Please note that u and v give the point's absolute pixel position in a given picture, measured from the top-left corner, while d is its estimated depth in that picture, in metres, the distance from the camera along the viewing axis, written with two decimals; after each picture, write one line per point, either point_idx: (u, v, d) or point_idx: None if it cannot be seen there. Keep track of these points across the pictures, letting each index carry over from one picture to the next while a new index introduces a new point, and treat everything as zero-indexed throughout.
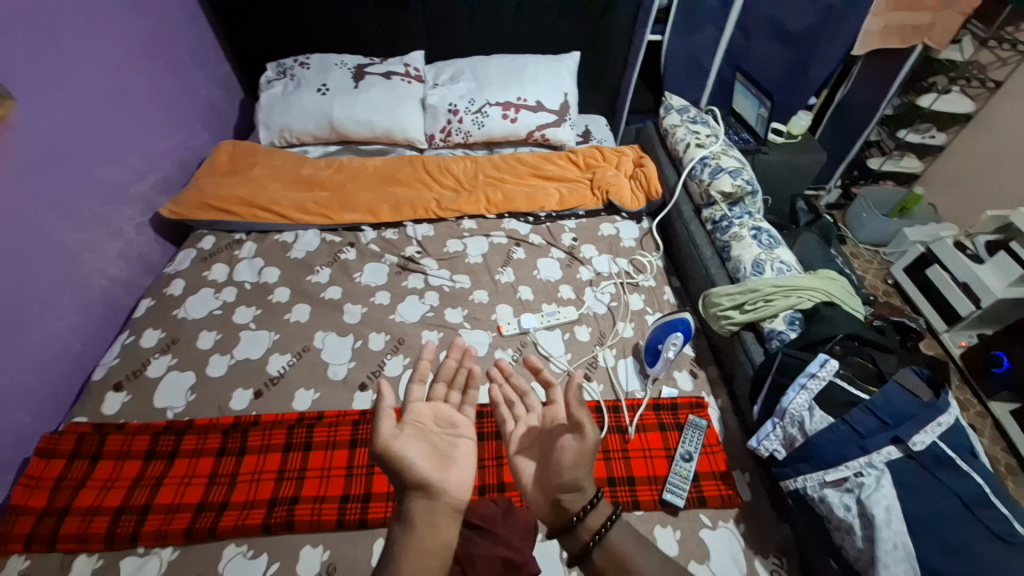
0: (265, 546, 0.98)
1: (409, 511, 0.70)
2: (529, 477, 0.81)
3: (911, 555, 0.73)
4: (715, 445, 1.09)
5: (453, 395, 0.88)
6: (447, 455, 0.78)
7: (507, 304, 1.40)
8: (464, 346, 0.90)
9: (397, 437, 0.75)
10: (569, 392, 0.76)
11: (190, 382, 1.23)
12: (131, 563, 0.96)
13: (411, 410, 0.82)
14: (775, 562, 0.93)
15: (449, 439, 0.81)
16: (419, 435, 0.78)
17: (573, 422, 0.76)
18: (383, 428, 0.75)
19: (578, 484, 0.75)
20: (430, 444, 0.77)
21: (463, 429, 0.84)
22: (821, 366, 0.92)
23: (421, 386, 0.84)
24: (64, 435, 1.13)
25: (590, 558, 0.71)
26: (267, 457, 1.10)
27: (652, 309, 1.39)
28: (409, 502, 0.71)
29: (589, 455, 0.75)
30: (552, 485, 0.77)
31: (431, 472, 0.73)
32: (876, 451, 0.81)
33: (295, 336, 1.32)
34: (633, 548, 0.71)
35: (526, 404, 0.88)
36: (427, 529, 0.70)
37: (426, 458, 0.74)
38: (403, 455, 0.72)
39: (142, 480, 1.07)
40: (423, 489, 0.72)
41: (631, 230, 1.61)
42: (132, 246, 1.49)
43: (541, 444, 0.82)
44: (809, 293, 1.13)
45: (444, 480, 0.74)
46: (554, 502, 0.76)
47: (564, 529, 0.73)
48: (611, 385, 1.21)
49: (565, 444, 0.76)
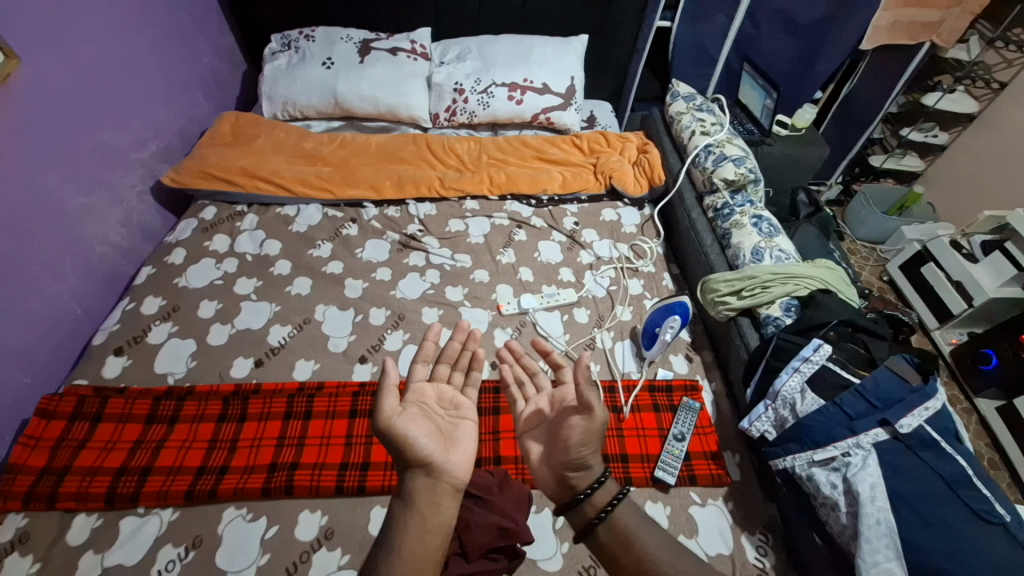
0: (265, 509, 1.00)
1: (410, 488, 0.72)
2: (536, 455, 0.83)
3: (892, 530, 0.75)
4: (707, 427, 1.12)
5: (456, 376, 0.91)
6: (449, 436, 0.80)
7: (508, 284, 1.41)
8: (470, 331, 0.92)
9: (400, 415, 0.76)
10: (578, 372, 0.78)
11: (191, 350, 1.24)
12: (131, 522, 0.98)
13: (412, 392, 0.83)
14: (761, 538, 0.96)
15: (451, 420, 0.84)
16: (422, 414, 0.80)
17: (582, 403, 0.77)
18: (386, 404, 0.76)
19: (584, 462, 0.77)
20: (433, 423, 0.79)
21: (466, 411, 0.86)
22: (815, 351, 0.94)
23: (425, 366, 0.86)
24: (64, 396, 1.13)
25: (594, 533, 0.73)
26: (267, 424, 1.11)
27: (651, 294, 1.41)
28: (410, 479, 0.73)
29: (597, 435, 0.77)
30: (558, 463, 0.78)
31: (433, 451, 0.75)
32: (864, 433, 0.83)
33: (296, 308, 1.33)
34: (638, 524, 0.73)
35: (536, 384, 0.91)
36: (429, 507, 0.71)
37: (428, 437, 0.76)
38: (405, 433, 0.74)
39: (143, 442, 1.08)
40: (425, 467, 0.74)
41: (633, 216, 1.62)
42: (133, 213, 1.48)
43: (548, 424, 0.84)
44: (806, 282, 1.15)
45: (446, 461, 0.75)
46: (561, 479, 0.78)
47: (569, 505, 0.75)
48: (608, 365, 1.23)
49: (573, 423, 0.78)
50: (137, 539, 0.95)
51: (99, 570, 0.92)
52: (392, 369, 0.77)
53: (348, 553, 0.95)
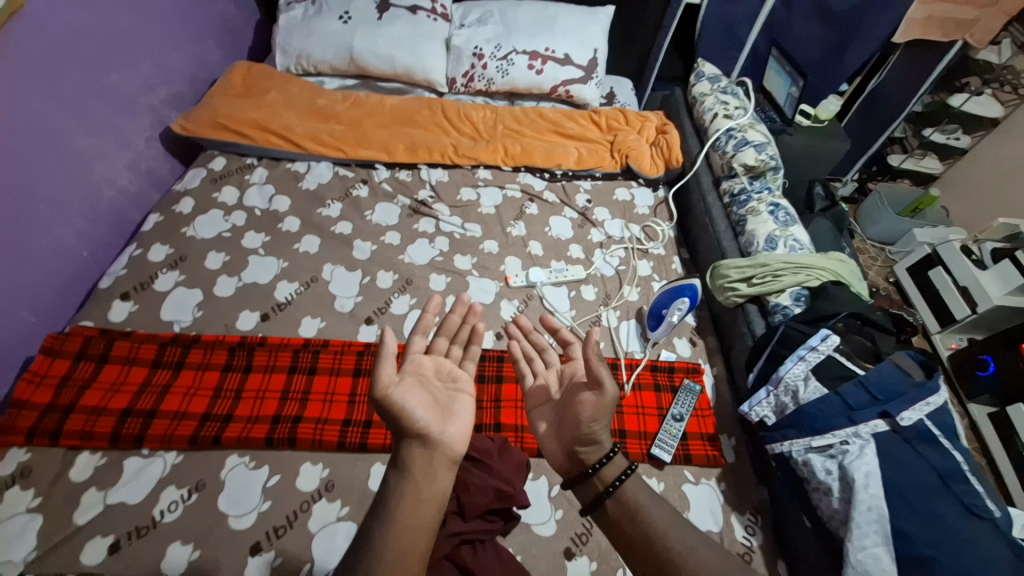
0: (267, 459, 1.01)
1: (406, 458, 0.72)
2: (544, 430, 0.84)
3: (883, 517, 0.76)
4: (706, 409, 1.13)
5: (455, 350, 0.88)
6: (446, 408, 0.78)
7: (517, 257, 1.41)
8: (471, 304, 0.89)
9: (397, 385, 0.75)
10: (589, 349, 0.80)
11: (197, 299, 1.24)
12: (135, 463, 0.99)
13: (409, 363, 0.80)
14: (750, 518, 0.99)
15: (448, 393, 0.81)
16: (419, 384, 0.78)
17: (593, 378, 0.79)
18: (383, 374, 0.74)
19: (594, 437, 0.78)
20: (430, 395, 0.77)
21: (464, 385, 0.83)
22: (822, 340, 0.93)
23: (424, 338, 0.83)
24: (71, 336, 1.14)
25: (603, 506, 0.75)
26: (273, 376, 1.12)
27: (659, 276, 1.40)
28: (407, 449, 0.73)
29: (607, 410, 0.78)
30: (569, 438, 0.80)
31: (430, 422, 0.74)
32: (863, 423, 0.83)
33: (304, 266, 1.32)
34: (646, 500, 0.74)
35: (545, 360, 0.91)
36: (425, 477, 0.72)
37: (426, 408, 0.75)
38: (403, 404, 0.73)
39: (149, 386, 1.09)
40: (422, 438, 0.73)
41: (646, 197, 1.59)
42: (141, 159, 1.46)
43: (555, 402, 0.85)
44: (818, 273, 1.13)
45: (443, 434, 0.74)
46: (571, 454, 0.80)
47: (579, 479, 0.77)
48: (612, 343, 1.24)
49: (584, 399, 0.79)
50: (141, 479, 0.97)
51: (103, 506, 0.93)
52: (389, 338, 0.75)
53: (348, 505, 0.97)
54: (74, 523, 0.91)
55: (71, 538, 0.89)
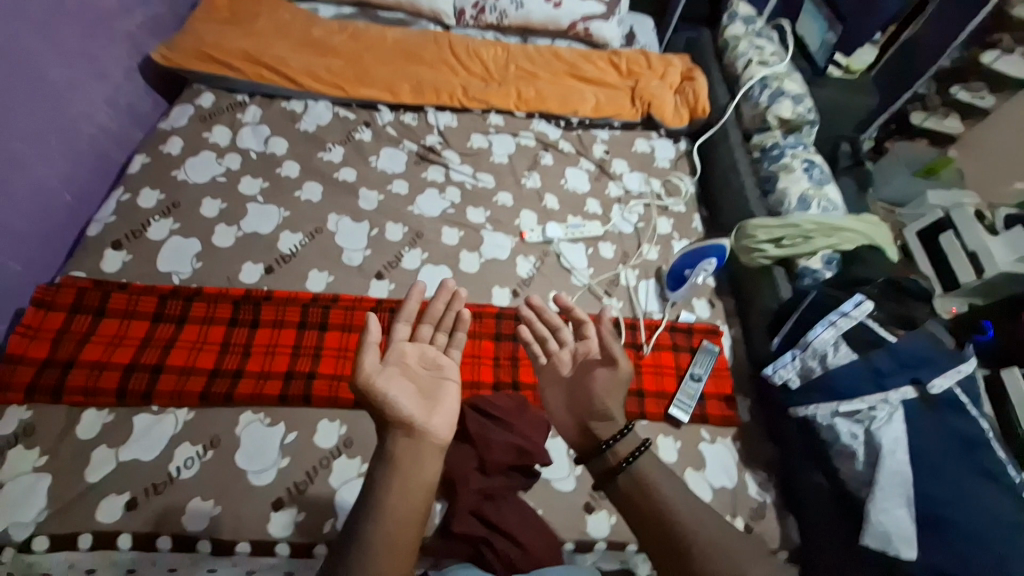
0: (283, 415, 0.99)
1: (390, 449, 0.67)
2: (554, 403, 0.82)
3: (907, 482, 0.77)
4: (724, 371, 1.12)
5: (439, 337, 0.80)
6: (432, 395, 0.73)
7: (532, 211, 1.34)
8: (455, 290, 0.83)
9: (379, 373, 0.71)
10: (602, 326, 0.81)
11: (196, 250, 1.17)
12: (145, 419, 0.96)
13: (390, 352, 0.75)
14: (764, 476, 1.00)
15: (433, 381, 0.74)
16: (402, 373, 0.73)
17: (606, 354, 0.79)
18: (366, 362, 0.70)
19: (608, 412, 0.77)
20: (416, 384, 0.73)
21: (448, 371, 0.76)
22: (855, 307, 0.92)
23: (406, 324, 0.77)
24: (62, 287, 1.07)
25: (615, 481, 0.73)
26: (281, 332, 1.08)
27: (679, 235, 1.35)
28: (391, 441, 0.68)
29: (620, 387, 0.79)
30: (582, 412, 0.79)
31: (414, 412, 0.69)
32: (893, 390, 0.84)
33: (307, 216, 1.25)
34: (660, 476, 0.72)
35: (558, 339, 0.86)
36: (412, 468, 0.67)
37: (409, 397, 0.70)
38: (386, 394, 0.69)
39: (152, 341, 1.04)
40: (405, 427, 0.68)
41: (667, 150, 1.51)
42: (121, 93, 1.32)
43: (568, 381, 0.82)
44: (849, 236, 1.08)
45: (428, 422, 0.69)
46: (584, 429, 0.78)
47: (593, 453, 0.75)
48: (631, 303, 1.21)
49: (597, 375, 0.79)
50: (153, 435, 0.94)
51: (115, 464, 0.90)
52: (373, 326, 0.71)
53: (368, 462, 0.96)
54: (86, 481, 0.88)
55: (84, 496, 0.87)
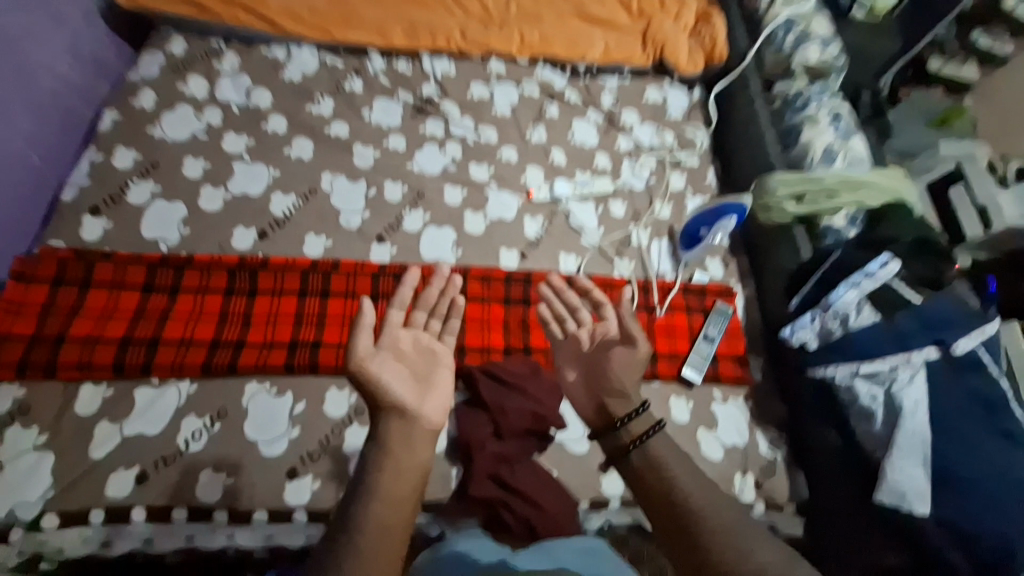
0: (290, 384, 0.96)
1: (382, 432, 0.65)
2: (573, 381, 0.79)
3: (926, 443, 0.77)
4: (738, 331, 1.10)
5: (434, 322, 0.77)
6: (426, 379, 0.71)
7: (538, 167, 1.27)
8: (450, 273, 0.79)
9: (373, 357, 0.69)
10: (620, 306, 0.82)
11: (182, 214, 1.09)
12: (147, 393, 0.92)
13: (384, 338, 0.72)
14: (775, 434, 1.00)
15: (428, 366, 0.72)
16: (396, 357, 0.71)
17: (625, 334, 0.79)
18: (360, 345, 0.69)
19: (624, 391, 0.75)
20: (410, 368, 0.71)
21: (443, 357, 0.74)
22: (881, 267, 0.91)
23: (401, 309, 0.74)
24: (43, 258, 1.00)
25: (626, 460, 0.69)
26: (281, 300, 1.03)
27: (693, 191, 1.29)
28: (383, 424, 0.66)
29: (639, 367, 0.77)
30: (598, 389, 0.76)
31: (407, 398, 0.68)
32: (917, 351, 0.82)
33: (299, 175, 1.16)
34: (673, 456, 0.68)
35: (576, 320, 0.84)
36: (404, 452, 0.64)
37: (403, 381, 0.69)
38: (379, 378, 0.68)
39: (145, 312, 0.99)
40: (398, 410, 0.66)
41: (680, 99, 1.42)
42: (81, 39, 1.18)
43: (585, 359, 0.80)
44: (876, 193, 1.04)
45: (421, 407, 0.68)
46: (599, 406, 0.75)
47: (605, 430, 0.71)
48: (642, 264, 1.17)
49: (615, 354, 0.78)
50: (156, 409, 0.91)
51: (121, 439, 0.88)
52: (367, 311, 0.70)
53: None
54: (91, 457, 0.86)
55: (91, 472, 0.85)
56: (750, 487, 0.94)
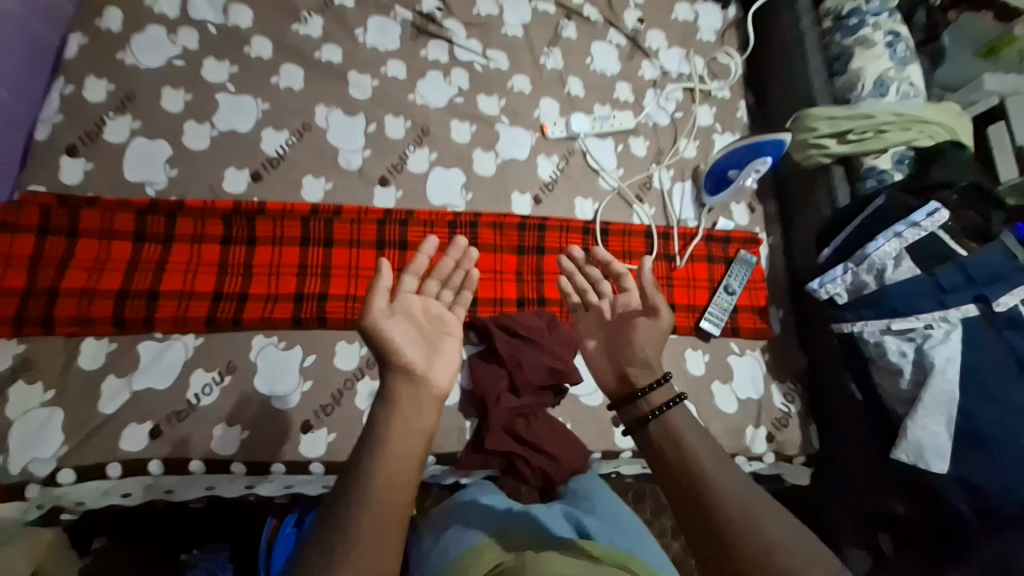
0: (297, 337, 0.94)
1: (389, 390, 0.64)
2: (594, 350, 0.79)
3: (952, 402, 0.75)
4: (760, 282, 1.06)
5: (445, 293, 0.75)
6: (435, 344, 0.69)
7: (554, 99, 1.14)
8: (466, 247, 0.76)
9: (387, 317, 0.66)
10: (642, 273, 0.76)
11: (166, 155, 1.00)
12: (152, 347, 0.90)
13: (396, 301, 0.68)
14: (790, 387, 1.00)
15: (437, 332, 0.70)
16: (408, 321, 0.68)
17: (647, 303, 0.76)
18: (376, 304, 0.66)
19: (648, 362, 0.74)
20: (421, 331, 0.69)
21: (453, 326, 0.71)
22: (928, 217, 0.84)
23: (415, 276, 0.71)
24: (24, 206, 0.93)
25: (644, 429, 0.69)
26: (283, 250, 0.98)
27: (722, 127, 1.18)
28: (390, 382, 0.65)
29: (661, 338, 0.75)
30: (620, 359, 0.76)
31: (415, 358, 0.66)
32: (955, 308, 0.79)
33: (290, 109, 1.05)
34: (690, 427, 0.67)
35: (597, 292, 0.81)
36: (412, 410, 0.63)
37: (413, 343, 0.66)
38: (391, 335, 0.65)
39: (139, 264, 0.94)
40: (406, 371, 0.65)
41: (712, 17, 1.26)
42: None
43: (606, 330, 0.78)
44: (930, 130, 0.96)
45: (428, 369, 0.66)
46: (621, 376, 0.75)
47: (626, 399, 0.72)
48: (664, 209, 1.10)
49: (637, 325, 0.76)
50: (164, 363, 0.89)
51: (130, 395, 0.87)
52: (385, 272, 0.65)
53: None
54: (102, 413, 0.86)
55: (104, 427, 0.85)
56: (761, 439, 0.95)
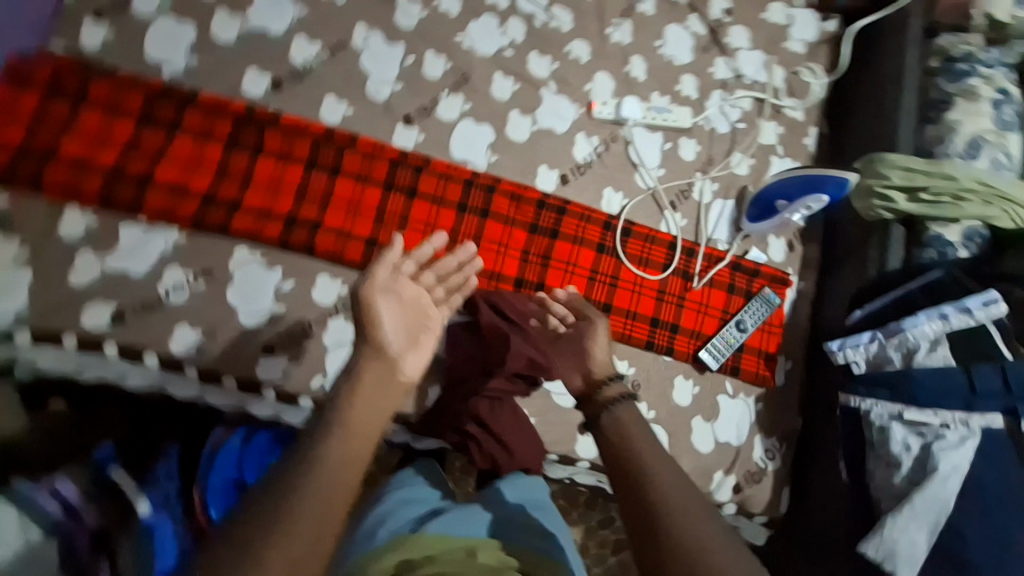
0: (281, 261, 0.89)
1: (359, 369, 0.60)
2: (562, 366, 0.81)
3: (944, 511, 0.68)
4: (776, 325, 0.98)
5: (438, 290, 0.74)
6: (417, 335, 0.66)
7: (610, 76, 1.04)
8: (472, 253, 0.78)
9: (379, 293, 0.64)
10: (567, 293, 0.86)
11: (191, 38, 0.94)
12: (133, 233, 0.87)
13: (393, 280, 0.66)
14: (774, 443, 0.94)
15: (423, 324, 0.67)
16: (399, 304, 0.66)
17: (579, 315, 0.84)
18: (378, 275, 0.64)
19: (607, 365, 0.78)
20: (410, 318, 0.66)
21: (436, 322, 0.69)
22: (982, 306, 0.75)
23: (416, 263, 0.68)
24: (42, 59, 0.88)
25: (597, 421, 0.71)
26: (287, 168, 0.92)
27: (784, 151, 1.07)
28: (361, 361, 0.61)
29: (606, 339, 0.82)
30: (584, 367, 0.78)
31: (393, 343, 0.63)
32: (978, 414, 0.72)
33: (329, 20, 0.97)
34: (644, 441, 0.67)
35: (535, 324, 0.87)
36: (376, 391, 0.59)
37: (398, 327, 0.64)
38: (378, 313, 0.63)
39: (138, 145, 0.89)
40: (378, 351, 0.62)
41: (807, 28, 1.13)
42: None
43: (565, 347, 0.83)
44: (1015, 209, 0.84)
45: (403, 357, 0.63)
46: (590, 381, 0.76)
47: (586, 397, 0.74)
48: (696, 223, 1.01)
49: (583, 333, 0.82)
50: (142, 252, 0.86)
51: (101, 273, 0.84)
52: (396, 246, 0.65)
53: None
54: (70, 286, 0.83)
55: (69, 299, 0.83)
56: (727, 488, 0.90)
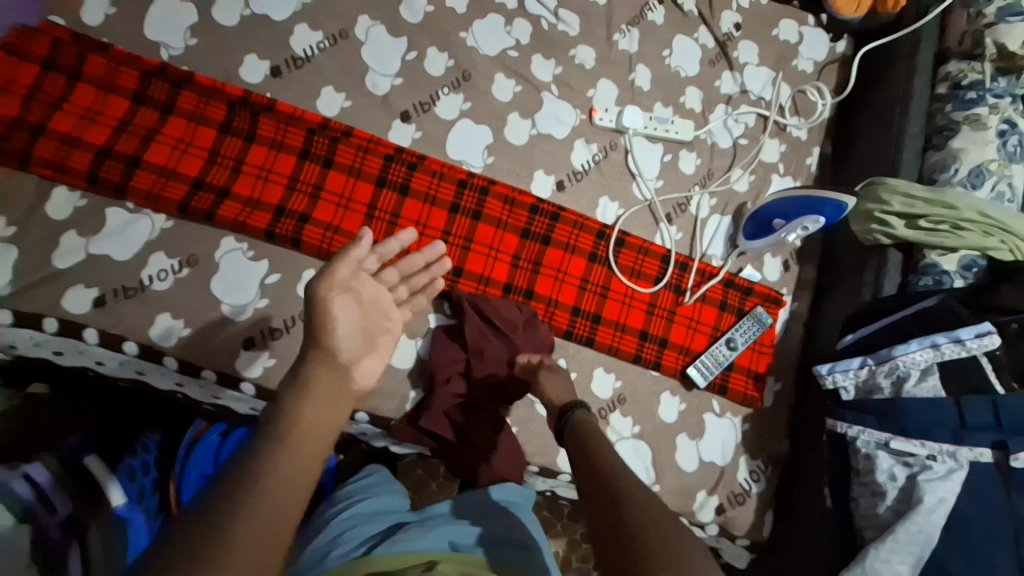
0: (268, 253, 0.88)
1: (307, 375, 0.56)
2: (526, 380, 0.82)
3: (928, 544, 0.67)
4: (767, 345, 0.97)
5: (401, 289, 0.78)
6: (372, 338, 0.65)
7: (614, 83, 1.03)
8: (440, 253, 0.80)
9: (336, 291, 0.62)
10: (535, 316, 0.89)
11: (191, 21, 0.92)
12: (120, 216, 0.85)
13: (354, 277, 0.65)
14: (759, 465, 0.93)
15: (379, 326, 0.66)
16: (356, 304, 0.64)
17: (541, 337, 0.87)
18: (338, 270, 0.63)
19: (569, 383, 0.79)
20: (364, 321, 0.65)
21: (393, 324, 0.69)
22: (976, 337, 0.73)
23: (381, 258, 0.70)
24: (38, 33, 0.87)
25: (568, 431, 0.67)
26: (278, 157, 0.90)
27: (785, 170, 1.06)
28: (310, 365, 0.57)
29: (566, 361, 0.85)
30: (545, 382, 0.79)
31: (346, 347, 0.61)
32: (967, 447, 0.70)
33: (333, 10, 0.96)
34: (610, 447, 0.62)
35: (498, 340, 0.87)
36: (325, 395, 0.55)
37: (352, 329, 0.62)
38: (333, 312, 0.61)
39: (130, 126, 0.88)
40: (328, 355, 0.59)
41: (817, 47, 1.12)
42: None
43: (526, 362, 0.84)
44: (1014, 242, 0.83)
45: (354, 362, 0.61)
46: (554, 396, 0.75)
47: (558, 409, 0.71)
48: (692, 237, 0.99)
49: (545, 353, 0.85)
50: (128, 235, 0.85)
51: (84, 255, 0.83)
52: (364, 242, 0.64)
53: None
54: (52, 266, 0.81)
55: (50, 279, 0.81)
56: (709, 508, 0.89)
